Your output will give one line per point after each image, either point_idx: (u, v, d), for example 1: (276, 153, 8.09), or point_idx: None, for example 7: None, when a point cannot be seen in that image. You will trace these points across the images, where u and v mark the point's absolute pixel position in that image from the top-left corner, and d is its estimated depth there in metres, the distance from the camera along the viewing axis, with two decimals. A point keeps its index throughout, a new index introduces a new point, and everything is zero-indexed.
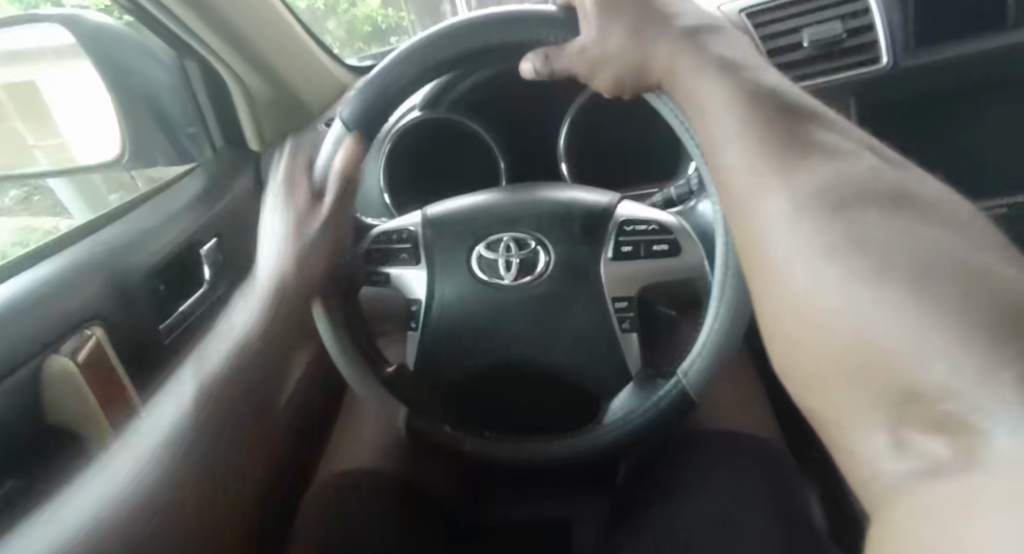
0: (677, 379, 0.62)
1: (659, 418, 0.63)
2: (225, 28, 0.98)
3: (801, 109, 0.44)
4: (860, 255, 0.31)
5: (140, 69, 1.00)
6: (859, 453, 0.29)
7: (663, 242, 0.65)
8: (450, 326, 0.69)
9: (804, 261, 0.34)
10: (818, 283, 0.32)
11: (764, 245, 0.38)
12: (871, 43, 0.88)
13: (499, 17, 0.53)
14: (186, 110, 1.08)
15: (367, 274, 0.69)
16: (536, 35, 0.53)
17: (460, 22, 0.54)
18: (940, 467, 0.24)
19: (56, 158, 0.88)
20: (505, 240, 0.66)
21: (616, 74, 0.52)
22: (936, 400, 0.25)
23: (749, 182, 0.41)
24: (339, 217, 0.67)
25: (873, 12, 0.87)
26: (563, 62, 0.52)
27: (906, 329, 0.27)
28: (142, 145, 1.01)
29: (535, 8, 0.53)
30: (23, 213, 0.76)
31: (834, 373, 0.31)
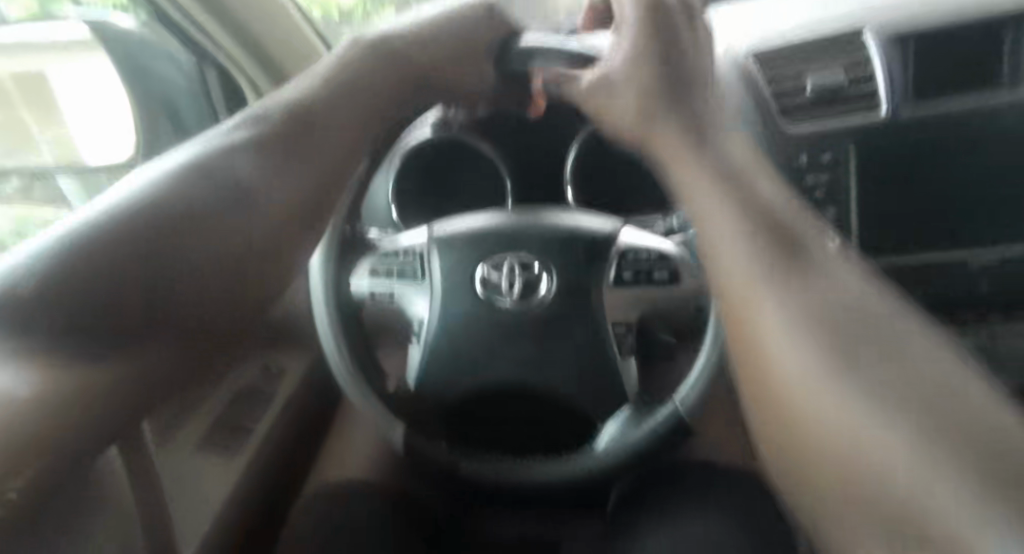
0: (672, 406, 0.65)
1: (651, 443, 0.66)
2: (240, 32, 0.96)
3: (747, 178, 0.48)
4: (850, 377, 0.34)
5: (159, 72, 1.03)
6: None
7: (663, 270, 0.65)
8: (452, 346, 0.71)
9: (798, 375, 0.37)
10: (816, 399, 0.35)
11: (754, 351, 0.41)
12: (874, 91, 0.76)
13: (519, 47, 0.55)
14: (201, 115, 1.09)
15: (371, 291, 0.71)
16: (548, 66, 0.54)
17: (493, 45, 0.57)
18: None
19: (59, 151, 0.93)
20: (509, 262, 0.67)
21: (618, 121, 0.51)
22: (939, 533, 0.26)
23: (736, 265, 0.43)
24: (346, 235, 0.69)
25: (875, 57, 0.76)
26: (563, 90, 0.55)
27: (909, 455, 0.29)
28: (155, 145, 1.04)
29: (563, 43, 0.53)
30: (17, 202, 0.83)
31: (845, 492, 0.32)
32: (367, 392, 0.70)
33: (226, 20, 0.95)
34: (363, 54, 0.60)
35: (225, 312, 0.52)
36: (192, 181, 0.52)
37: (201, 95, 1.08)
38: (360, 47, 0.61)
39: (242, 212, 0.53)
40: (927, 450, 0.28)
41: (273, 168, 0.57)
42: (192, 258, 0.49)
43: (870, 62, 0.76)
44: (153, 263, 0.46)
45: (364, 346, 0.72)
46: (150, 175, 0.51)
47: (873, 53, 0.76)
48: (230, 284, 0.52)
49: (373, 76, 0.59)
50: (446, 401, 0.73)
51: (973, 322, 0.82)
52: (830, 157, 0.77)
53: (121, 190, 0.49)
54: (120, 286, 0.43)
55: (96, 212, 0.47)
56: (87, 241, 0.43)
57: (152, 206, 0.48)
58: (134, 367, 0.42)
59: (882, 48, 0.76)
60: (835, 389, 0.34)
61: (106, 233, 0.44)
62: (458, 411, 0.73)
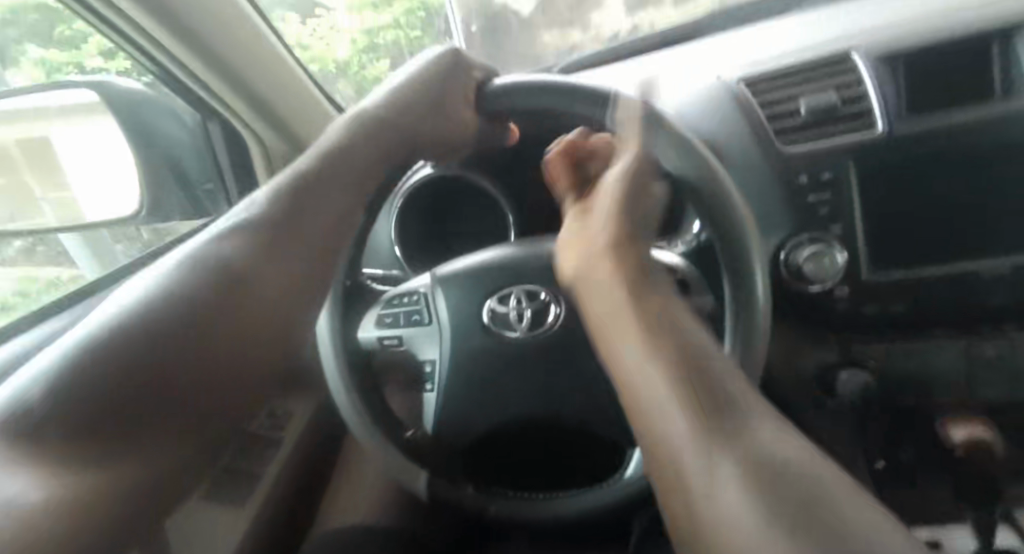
0: None
1: None
2: (253, 97, 1.00)
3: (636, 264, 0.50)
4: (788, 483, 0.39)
5: (163, 130, 1.03)
6: None
7: (671, 282, 0.64)
8: (465, 381, 0.69)
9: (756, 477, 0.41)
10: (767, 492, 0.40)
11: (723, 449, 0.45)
12: (867, 110, 0.77)
13: (517, 85, 0.58)
14: (204, 169, 1.14)
15: (380, 339, 0.71)
16: (562, 105, 0.57)
17: (496, 86, 0.60)
18: None
19: (61, 210, 0.88)
20: (515, 293, 0.66)
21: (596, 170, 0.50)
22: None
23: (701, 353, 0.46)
24: (348, 284, 0.68)
25: (864, 77, 0.78)
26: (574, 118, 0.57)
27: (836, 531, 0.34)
28: (158, 200, 1.04)
29: (572, 82, 0.57)
30: (25, 265, 0.76)
31: None
32: (384, 445, 0.67)
33: (236, 84, 0.97)
34: (374, 128, 0.60)
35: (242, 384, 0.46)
36: (202, 272, 0.48)
37: (205, 150, 1.12)
38: (362, 123, 0.60)
39: (249, 295, 0.49)
40: (694, 440, 0.29)
41: (281, 250, 0.53)
42: (206, 344, 0.44)
43: (861, 82, 0.78)
44: (160, 356, 0.41)
45: (370, 385, 0.68)
46: (157, 272, 0.48)
47: (863, 74, 0.78)
48: (250, 366, 0.47)
49: (369, 147, 0.59)
50: (464, 439, 0.71)
51: (991, 332, 0.80)
52: (829, 175, 0.77)
53: (128, 293, 0.46)
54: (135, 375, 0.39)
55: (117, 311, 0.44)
56: (109, 335, 0.40)
57: (169, 298, 0.45)
58: (149, 452, 0.39)
59: (872, 69, 0.78)
60: (635, 356, 0.36)
61: (125, 331, 0.41)
62: (478, 448, 0.71)
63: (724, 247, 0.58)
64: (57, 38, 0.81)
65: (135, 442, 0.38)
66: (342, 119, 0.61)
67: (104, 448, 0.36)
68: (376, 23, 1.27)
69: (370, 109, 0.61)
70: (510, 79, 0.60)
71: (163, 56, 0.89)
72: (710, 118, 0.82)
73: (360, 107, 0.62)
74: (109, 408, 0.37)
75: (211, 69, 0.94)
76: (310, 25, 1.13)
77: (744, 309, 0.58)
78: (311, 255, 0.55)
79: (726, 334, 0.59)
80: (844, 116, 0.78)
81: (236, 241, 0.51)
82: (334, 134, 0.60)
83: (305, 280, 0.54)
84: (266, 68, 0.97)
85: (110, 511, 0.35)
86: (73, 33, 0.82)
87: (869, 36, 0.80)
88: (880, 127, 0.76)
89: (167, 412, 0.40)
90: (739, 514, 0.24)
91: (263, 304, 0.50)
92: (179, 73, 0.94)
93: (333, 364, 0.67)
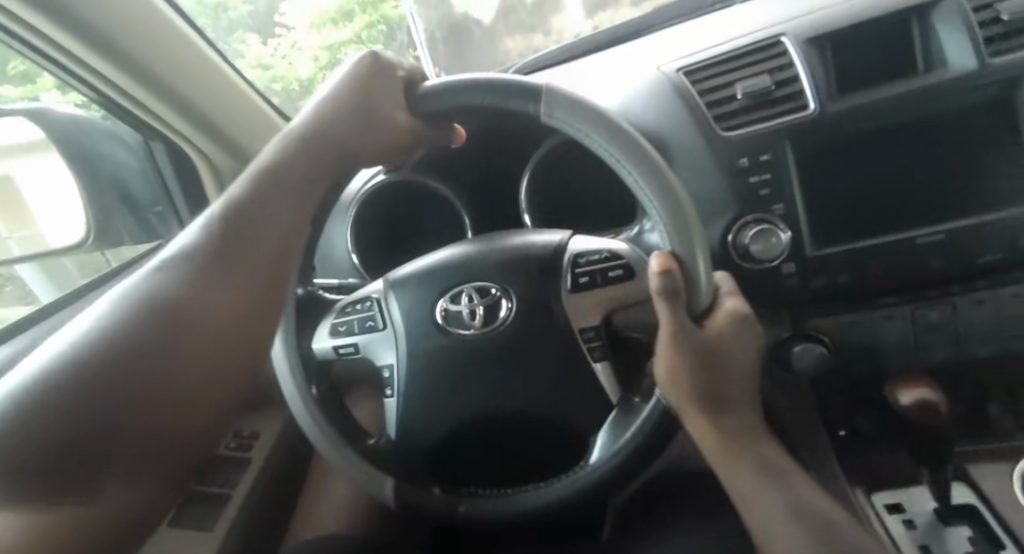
0: (656, 402, 0.60)
1: (643, 450, 0.61)
2: (198, 118, 0.98)
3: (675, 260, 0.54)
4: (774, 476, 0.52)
5: (108, 155, 1.02)
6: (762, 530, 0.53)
7: (616, 268, 0.63)
8: (423, 383, 0.69)
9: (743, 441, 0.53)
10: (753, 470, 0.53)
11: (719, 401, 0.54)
12: (799, 92, 0.80)
13: (450, 85, 0.57)
14: (154, 191, 1.12)
15: (335, 348, 0.71)
16: (484, 103, 0.57)
17: (424, 88, 0.58)
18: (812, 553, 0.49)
19: (24, 243, 0.83)
20: (466, 291, 0.67)
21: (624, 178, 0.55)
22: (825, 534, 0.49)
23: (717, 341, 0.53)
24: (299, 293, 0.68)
25: (794, 59, 0.80)
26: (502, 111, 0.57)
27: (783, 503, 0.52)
28: (107, 220, 1.02)
29: (496, 77, 0.57)
30: None
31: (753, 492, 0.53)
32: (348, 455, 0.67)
33: (173, 101, 0.94)
34: (307, 144, 0.61)
35: (203, 409, 0.47)
36: (149, 296, 0.48)
37: (150, 170, 1.09)
38: (292, 141, 0.61)
39: (202, 318, 0.49)
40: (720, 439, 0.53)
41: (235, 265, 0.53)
42: (170, 363, 0.45)
43: (792, 65, 0.80)
44: (124, 389, 0.41)
45: (332, 391, 0.70)
46: (108, 299, 0.48)
47: (793, 58, 0.80)
48: (214, 386, 0.48)
49: (296, 158, 0.60)
50: (432, 437, 0.70)
51: (936, 299, 0.83)
52: (767, 157, 0.79)
53: (69, 331, 0.45)
54: (95, 407, 0.39)
55: (67, 339, 0.44)
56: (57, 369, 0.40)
57: (119, 324, 0.45)
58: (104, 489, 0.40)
59: (802, 52, 0.80)
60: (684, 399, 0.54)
61: (73, 363, 0.41)
62: (440, 448, 0.71)
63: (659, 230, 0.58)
64: (11, 72, 0.78)
65: (91, 484, 0.39)
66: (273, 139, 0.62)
67: (74, 487, 0.38)
68: (337, 38, 1.22)
69: (299, 125, 0.62)
70: (428, 81, 0.59)
71: (109, 88, 0.89)
72: (653, 111, 0.84)
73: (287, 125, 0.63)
74: (70, 438, 0.38)
75: (149, 90, 0.91)
76: (272, 45, 1.17)
77: None
78: (273, 275, 0.56)
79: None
80: (778, 98, 0.80)
81: (185, 261, 0.52)
82: (267, 151, 0.61)
83: (267, 305, 0.55)
84: (210, 84, 0.95)
85: (70, 545, 0.37)
86: (27, 67, 0.80)
87: (798, 21, 0.83)
88: (812, 107, 0.78)
89: (127, 440, 0.41)
90: None
91: (221, 325, 0.50)
92: (119, 99, 0.91)
93: (285, 378, 0.66)
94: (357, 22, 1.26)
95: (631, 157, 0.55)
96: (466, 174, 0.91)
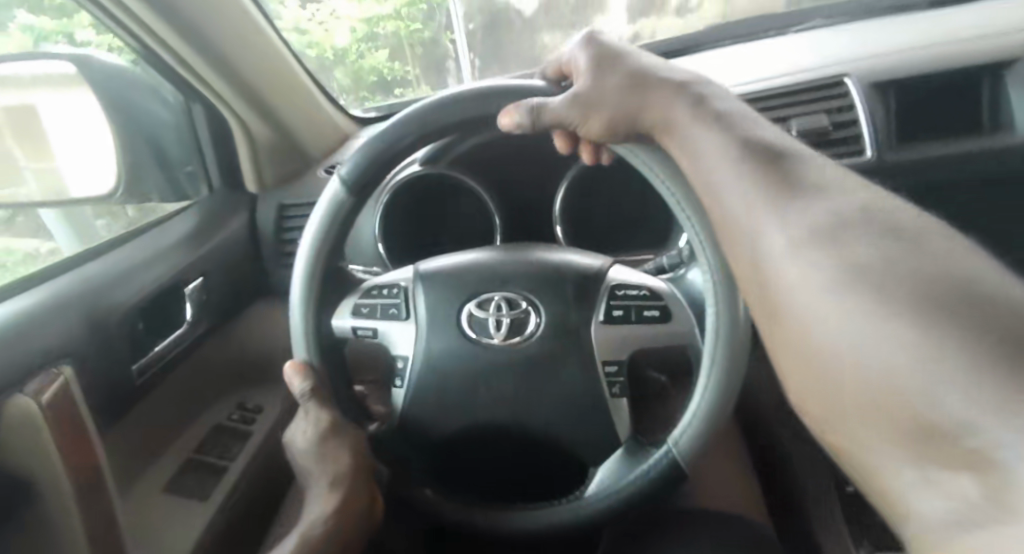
0: (667, 448, 0.61)
1: (649, 487, 0.61)
2: (228, 70, 0.93)
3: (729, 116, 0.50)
4: (864, 289, 0.30)
5: (141, 107, 0.96)
6: (881, 470, 0.27)
7: (653, 308, 0.64)
8: (437, 383, 0.68)
9: (817, 292, 0.34)
10: (846, 311, 0.31)
11: (767, 269, 0.40)
12: (857, 135, 0.88)
13: (487, 90, 0.57)
14: (185, 147, 1.04)
15: (354, 330, 0.68)
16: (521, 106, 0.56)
17: (461, 94, 0.58)
18: (962, 505, 0.21)
19: (46, 184, 0.81)
20: (495, 299, 0.66)
21: (608, 121, 0.53)
22: (948, 428, 0.23)
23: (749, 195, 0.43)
24: (330, 278, 0.65)
25: (855, 100, 0.89)
26: (550, 111, 0.54)
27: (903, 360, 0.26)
28: (136, 177, 0.97)
29: (528, 83, 0.57)
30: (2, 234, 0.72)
31: (846, 401, 0.30)
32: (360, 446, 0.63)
33: (210, 57, 0.90)
34: (379, 150, 0.60)
35: None
36: None
37: (184, 124, 1.03)
38: (362, 157, 0.61)
39: None
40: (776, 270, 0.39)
41: None
42: None
43: (852, 108, 0.89)
44: None
45: (341, 371, 0.68)
46: None
47: (854, 99, 0.89)
48: None
49: (368, 163, 0.60)
50: (436, 440, 0.69)
51: None
52: None
53: None
54: None
55: None
56: None
57: None
58: None
59: (863, 93, 0.89)
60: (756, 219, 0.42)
61: None
62: (441, 450, 0.70)
63: (709, 274, 0.57)
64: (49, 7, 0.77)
65: None
66: (319, 201, 0.62)
67: None
68: (378, 13, 1.24)
69: (368, 143, 0.61)
70: (459, 85, 0.59)
71: (154, 41, 0.86)
72: None
73: (335, 171, 0.62)
74: None
75: (189, 43, 0.86)
76: (310, 10, 1.13)
77: (723, 322, 0.57)
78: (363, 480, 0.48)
79: (703, 371, 0.59)
80: (835, 139, 0.88)
81: None
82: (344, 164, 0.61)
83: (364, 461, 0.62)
84: (248, 39, 0.92)
85: None
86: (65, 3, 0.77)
87: (862, 62, 0.91)
88: (869, 153, 0.88)
89: None
90: (830, 362, 0.31)
91: None
92: (164, 56, 0.89)
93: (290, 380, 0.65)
94: None
95: (676, 184, 0.55)
96: (498, 175, 0.90)
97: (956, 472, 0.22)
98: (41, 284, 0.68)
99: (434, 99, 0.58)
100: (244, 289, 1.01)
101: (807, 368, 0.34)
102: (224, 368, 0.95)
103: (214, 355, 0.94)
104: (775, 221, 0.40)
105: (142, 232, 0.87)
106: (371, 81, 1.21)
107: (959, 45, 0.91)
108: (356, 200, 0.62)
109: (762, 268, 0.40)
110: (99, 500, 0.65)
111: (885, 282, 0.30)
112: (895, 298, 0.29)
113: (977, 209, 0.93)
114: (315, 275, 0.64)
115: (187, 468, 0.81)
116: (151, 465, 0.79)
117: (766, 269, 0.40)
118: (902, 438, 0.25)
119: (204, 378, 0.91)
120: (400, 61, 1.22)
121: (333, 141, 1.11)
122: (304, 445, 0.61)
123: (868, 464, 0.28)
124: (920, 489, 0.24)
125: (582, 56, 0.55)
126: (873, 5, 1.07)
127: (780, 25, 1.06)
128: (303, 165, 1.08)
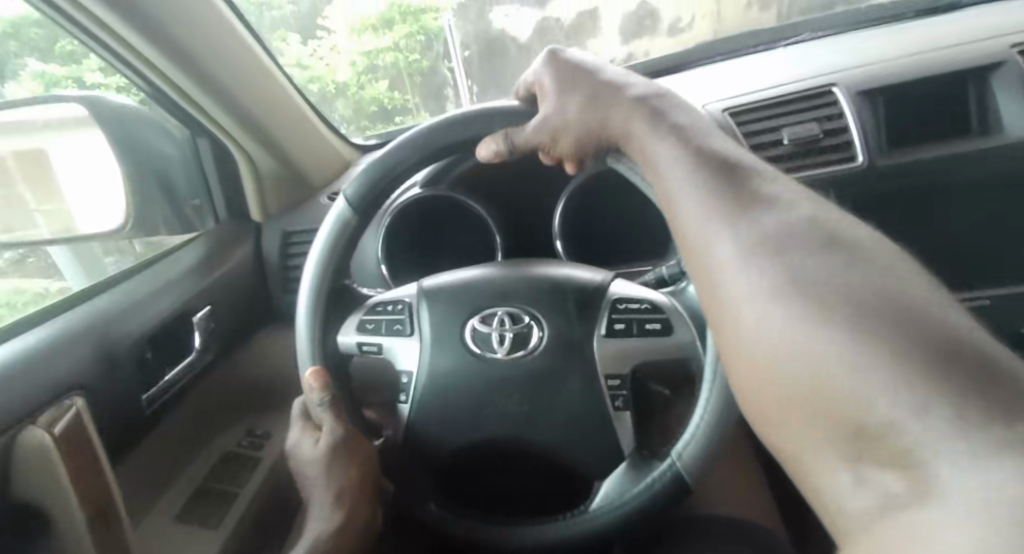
0: (672, 461, 0.60)
1: (652, 500, 0.61)
2: (231, 105, 0.96)
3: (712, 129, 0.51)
4: (802, 294, 0.32)
5: (152, 145, 0.97)
6: (808, 462, 0.30)
7: (655, 321, 0.65)
8: (440, 401, 0.68)
9: (755, 291, 0.35)
10: (785, 315, 0.32)
11: (705, 256, 0.41)
12: (847, 142, 0.90)
13: (482, 112, 0.59)
14: (192, 181, 1.06)
15: (359, 345, 0.69)
16: (499, 128, 0.59)
17: (452, 117, 0.60)
18: (900, 503, 0.24)
19: (57, 224, 0.83)
20: (499, 313, 0.67)
21: (573, 145, 0.56)
22: (886, 435, 0.25)
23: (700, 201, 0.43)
24: (337, 286, 0.67)
25: (845, 110, 0.91)
26: (519, 137, 0.57)
27: (845, 358, 0.28)
28: (145, 214, 0.97)
29: (506, 103, 0.59)
30: (13, 275, 0.74)
31: (776, 396, 0.32)
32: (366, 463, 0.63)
33: (212, 91, 0.92)
34: (380, 171, 0.62)
35: None
36: None
37: (191, 159, 1.05)
38: (366, 175, 0.62)
39: None
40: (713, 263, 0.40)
41: None
42: None
43: (842, 115, 0.91)
44: None
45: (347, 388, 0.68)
46: None
47: (841, 108, 0.91)
48: None
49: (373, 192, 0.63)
50: (443, 456, 0.69)
51: None
52: None
53: None
54: None
55: None
56: None
57: None
58: None
59: (850, 101, 0.91)
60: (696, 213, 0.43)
61: None
62: (448, 467, 0.70)
63: None
64: (57, 53, 0.80)
65: None
66: (325, 219, 0.64)
67: None
68: (377, 46, 1.23)
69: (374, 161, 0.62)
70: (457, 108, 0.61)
71: (159, 79, 0.89)
72: None
73: (341, 192, 0.64)
74: None
75: (193, 79, 0.89)
76: (312, 46, 1.17)
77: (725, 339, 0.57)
78: None
79: (704, 385, 0.59)
80: (825, 146, 0.90)
81: None
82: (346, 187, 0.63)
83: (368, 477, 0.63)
84: (248, 72, 0.95)
85: None
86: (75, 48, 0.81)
87: (848, 72, 0.93)
88: (860, 158, 0.90)
89: None
90: (762, 355, 0.33)
91: None
92: (170, 94, 0.92)
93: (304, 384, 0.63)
94: (396, 30, 1.25)
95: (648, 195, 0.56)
96: (498, 195, 0.92)
97: (892, 478, 0.25)
98: (53, 318, 0.70)
99: (436, 120, 0.60)
100: (251, 316, 1.03)
101: (737, 361, 0.36)
102: (233, 394, 0.96)
103: (220, 383, 0.94)
104: (718, 212, 0.41)
105: (150, 266, 0.89)
106: (372, 110, 1.25)
107: (943, 52, 0.92)
108: (360, 220, 0.64)
109: (699, 256, 0.41)
110: (109, 528, 0.66)
111: (816, 286, 0.32)
112: (832, 301, 0.31)
113: (973, 210, 0.93)
114: (326, 282, 0.65)
115: (195, 496, 0.81)
116: (165, 489, 0.80)
117: (703, 260, 0.41)
118: (836, 438, 0.28)
119: (212, 407, 0.92)
120: (400, 90, 1.25)
121: (335, 169, 1.14)
122: (312, 459, 0.61)
123: (794, 458, 0.32)
124: (853, 485, 0.27)
125: (547, 83, 0.56)
126: (859, 18, 1.10)
127: (768, 39, 1.08)
128: (306, 194, 1.11)
